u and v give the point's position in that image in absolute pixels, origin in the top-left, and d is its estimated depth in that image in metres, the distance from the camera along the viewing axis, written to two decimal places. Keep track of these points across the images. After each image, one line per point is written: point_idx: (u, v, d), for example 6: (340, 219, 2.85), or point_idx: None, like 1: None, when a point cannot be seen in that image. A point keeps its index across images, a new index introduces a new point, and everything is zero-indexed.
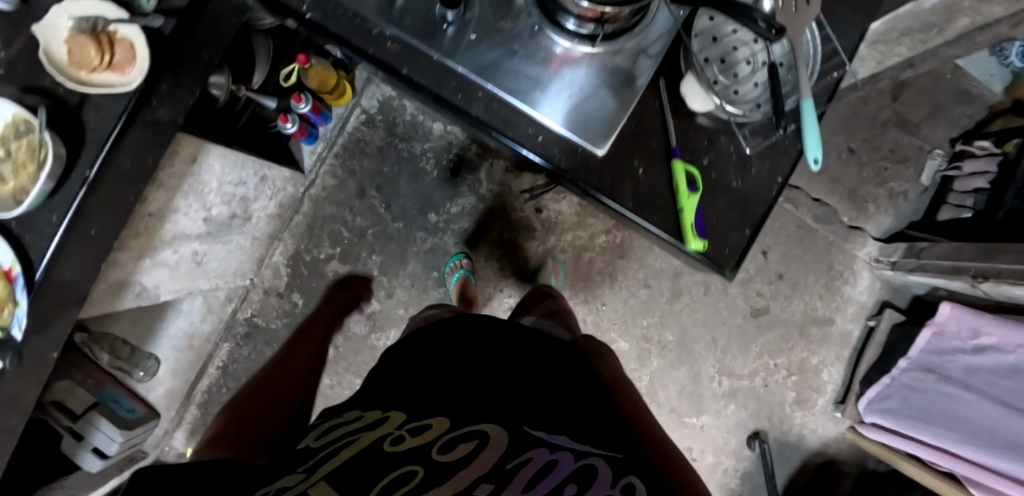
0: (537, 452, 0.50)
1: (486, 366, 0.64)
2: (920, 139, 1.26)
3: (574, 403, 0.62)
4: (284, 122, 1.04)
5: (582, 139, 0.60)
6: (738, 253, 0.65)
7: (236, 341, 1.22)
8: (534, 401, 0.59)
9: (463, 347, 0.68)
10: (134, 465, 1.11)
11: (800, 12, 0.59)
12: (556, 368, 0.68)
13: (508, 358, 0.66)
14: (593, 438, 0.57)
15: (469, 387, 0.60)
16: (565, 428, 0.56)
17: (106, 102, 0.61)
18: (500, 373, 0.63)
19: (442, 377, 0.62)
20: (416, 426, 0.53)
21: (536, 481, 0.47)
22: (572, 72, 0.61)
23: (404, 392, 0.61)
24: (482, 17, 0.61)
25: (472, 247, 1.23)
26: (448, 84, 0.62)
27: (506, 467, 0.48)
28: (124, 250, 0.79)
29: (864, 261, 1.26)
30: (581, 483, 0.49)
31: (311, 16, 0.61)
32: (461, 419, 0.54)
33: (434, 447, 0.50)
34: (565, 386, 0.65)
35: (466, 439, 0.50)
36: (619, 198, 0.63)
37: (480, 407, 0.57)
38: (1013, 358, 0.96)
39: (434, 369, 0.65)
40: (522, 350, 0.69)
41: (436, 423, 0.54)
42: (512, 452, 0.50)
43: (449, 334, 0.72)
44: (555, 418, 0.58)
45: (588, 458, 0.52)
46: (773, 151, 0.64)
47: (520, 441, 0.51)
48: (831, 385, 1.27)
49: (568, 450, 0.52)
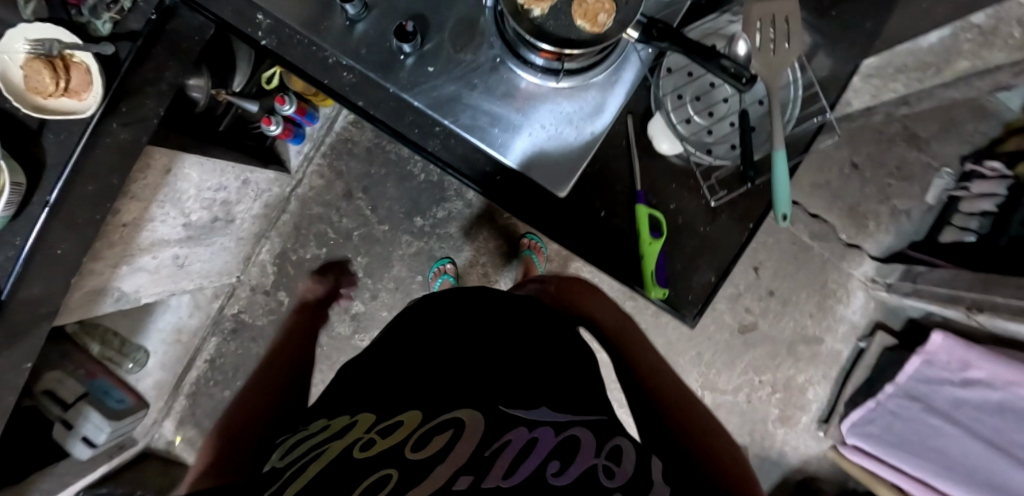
0: (515, 433, 0.47)
1: (459, 347, 0.60)
2: (928, 155, 1.20)
3: (561, 375, 0.58)
4: (267, 123, 1.03)
5: (540, 182, 0.60)
6: (702, 298, 0.64)
7: (223, 336, 1.24)
8: (512, 377, 0.55)
9: (436, 332, 0.63)
10: (123, 453, 1.15)
11: (777, 55, 0.56)
12: (542, 342, 0.62)
13: (483, 337, 0.61)
14: (578, 406, 0.54)
15: (440, 373, 0.56)
16: (542, 400, 0.53)
17: (66, 127, 0.62)
18: (473, 352, 0.59)
19: (413, 365, 0.58)
20: (386, 426, 0.49)
21: (517, 466, 0.44)
22: (533, 108, 0.60)
23: (373, 386, 0.56)
24: (441, 48, 0.59)
25: (456, 252, 1.21)
26: (405, 118, 0.63)
27: (485, 455, 0.45)
28: (98, 260, 0.79)
29: (859, 280, 1.23)
30: (563, 458, 0.45)
31: (267, 43, 0.62)
32: (435, 406, 0.51)
33: (408, 444, 0.46)
34: (549, 360, 0.60)
35: (439, 432, 0.47)
36: (580, 238, 0.63)
37: (454, 390, 0.53)
38: (1000, 396, 0.93)
39: (403, 357, 0.60)
40: (500, 327, 0.63)
41: (408, 417, 0.50)
42: (490, 438, 0.47)
43: (424, 318, 0.67)
44: (536, 392, 0.54)
45: (570, 429, 0.49)
46: (744, 199, 0.62)
47: (497, 424, 0.48)
48: (817, 404, 1.24)
49: (548, 425, 0.49)
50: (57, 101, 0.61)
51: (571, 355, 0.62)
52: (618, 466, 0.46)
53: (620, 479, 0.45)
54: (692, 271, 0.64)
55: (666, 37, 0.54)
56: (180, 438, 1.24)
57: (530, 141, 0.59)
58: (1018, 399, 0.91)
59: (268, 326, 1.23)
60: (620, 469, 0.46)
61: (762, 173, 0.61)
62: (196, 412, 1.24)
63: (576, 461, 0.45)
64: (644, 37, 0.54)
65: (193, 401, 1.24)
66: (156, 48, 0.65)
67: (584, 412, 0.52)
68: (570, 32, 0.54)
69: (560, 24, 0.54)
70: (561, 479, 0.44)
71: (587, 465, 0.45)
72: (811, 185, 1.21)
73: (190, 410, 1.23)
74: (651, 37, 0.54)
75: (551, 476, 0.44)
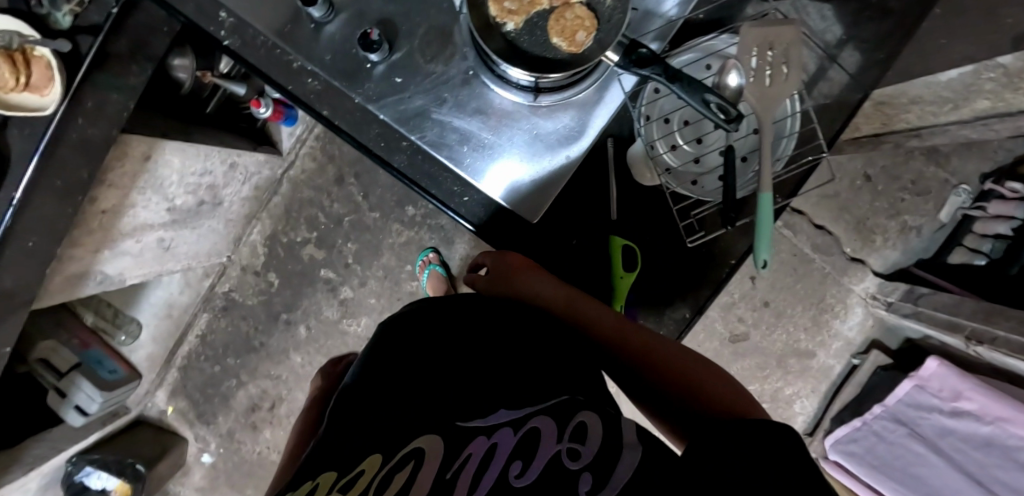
0: (474, 445, 0.43)
1: (413, 362, 0.53)
2: (947, 172, 1.14)
3: (528, 374, 0.51)
4: (256, 106, 0.98)
5: (513, 210, 0.58)
6: (674, 334, 0.63)
7: (214, 313, 1.25)
8: (470, 385, 0.50)
9: (394, 351, 0.56)
10: (116, 420, 1.19)
11: (773, 85, 0.51)
12: (506, 344, 0.54)
13: (440, 352, 0.54)
14: (536, 394, 0.49)
15: (395, 398, 0.49)
16: (498, 402, 0.48)
17: (31, 122, 0.60)
18: (427, 364, 0.53)
19: (367, 397, 0.51)
20: (348, 480, 0.44)
21: (480, 480, 0.41)
22: (509, 129, 0.57)
23: (329, 434, 0.49)
24: (410, 57, 0.56)
25: (446, 243, 1.19)
26: (370, 130, 0.59)
27: (447, 478, 0.41)
28: (77, 246, 0.79)
29: (859, 296, 1.19)
30: (526, 458, 0.42)
31: (230, 44, 0.57)
32: (391, 439, 0.46)
33: (371, 491, 0.42)
34: (513, 360, 0.52)
35: (399, 469, 0.43)
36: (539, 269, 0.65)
37: (409, 412, 0.47)
38: (988, 430, 0.90)
39: (358, 389, 0.53)
40: (461, 334, 0.56)
41: (368, 464, 0.45)
42: (450, 457, 0.43)
43: (383, 342, 0.58)
44: (490, 394, 0.49)
45: (530, 422, 0.45)
46: (728, 234, 0.60)
47: (455, 440, 0.44)
48: (802, 417, 1.23)
49: (507, 425, 0.45)
50: (19, 95, 0.60)
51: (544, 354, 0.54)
52: (583, 446, 0.42)
53: (585, 458, 0.41)
54: (665, 297, 0.63)
55: (646, 63, 0.49)
56: (172, 409, 1.27)
57: (504, 166, 0.57)
58: (1007, 435, 0.87)
59: (258, 306, 1.24)
60: (587, 448, 0.42)
61: (745, 213, 0.59)
62: (187, 385, 1.26)
63: (537, 456, 0.41)
64: (624, 61, 0.49)
65: (185, 374, 1.26)
66: (121, 41, 0.62)
67: (542, 399, 0.48)
68: (547, 49, 0.54)
69: (537, 41, 0.54)
70: (524, 480, 0.40)
71: (550, 456, 0.41)
72: (819, 196, 1.16)
73: (181, 382, 1.26)
74: (630, 62, 0.49)
75: (514, 479, 0.40)
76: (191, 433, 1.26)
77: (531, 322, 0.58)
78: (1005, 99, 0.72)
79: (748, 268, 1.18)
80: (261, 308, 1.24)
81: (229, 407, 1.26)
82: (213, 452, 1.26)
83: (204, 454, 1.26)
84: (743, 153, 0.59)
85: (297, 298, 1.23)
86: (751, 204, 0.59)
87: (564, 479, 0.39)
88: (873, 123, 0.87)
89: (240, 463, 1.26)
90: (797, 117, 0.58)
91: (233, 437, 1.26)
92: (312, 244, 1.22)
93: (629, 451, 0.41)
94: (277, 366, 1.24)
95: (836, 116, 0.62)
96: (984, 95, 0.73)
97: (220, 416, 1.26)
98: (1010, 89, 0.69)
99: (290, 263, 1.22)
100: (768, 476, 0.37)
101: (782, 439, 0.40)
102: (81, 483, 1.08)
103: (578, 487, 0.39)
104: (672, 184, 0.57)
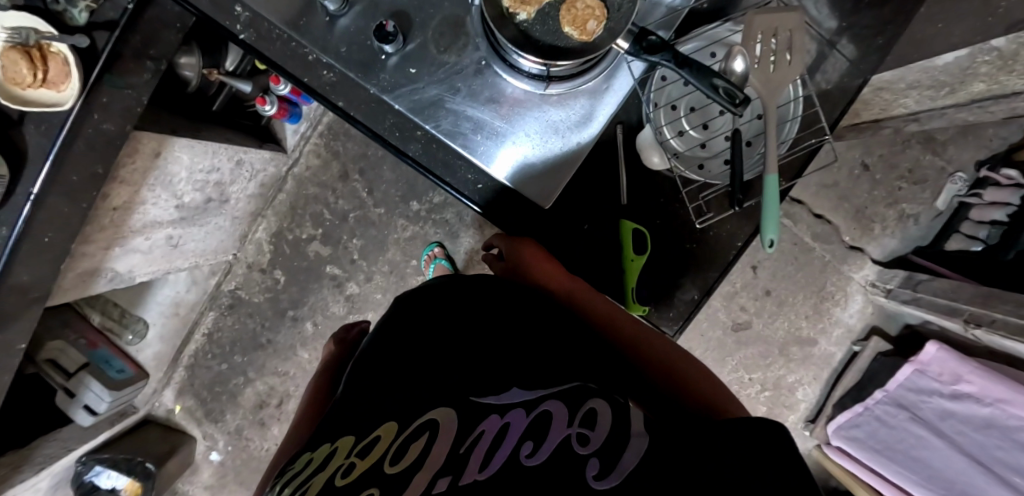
0: (487, 422, 0.46)
1: (430, 340, 0.55)
2: (943, 159, 1.16)
3: (540, 356, 0.53)
4: (261, 104, 0.98)
5: (524, 196, 0.60)
6: (683, 315, 0.65)
7: (220, 310, 1.26)
8: (486, 364, 0.51)
9: (412, 324, 0.58)
10: (124, 420, 1.19)
11: (777, 71, 0.52)
12: (519, 327, 0.56)
13: (456, 331, 0.55)
14: (548, 377, 0.50)
15: (411, 375, 0.51)
16: (511, 380, 0.49)
17: (48, 117, 0.61)
18: (445, 334, 0.55)
19: (383, 368, 0.52)
20: (365, 445, 0.47)
21: (492, 456, 0.44)
22: (522, 116, 0.59)
23: (347, 397, 0.51)
24: (424, 48, 0.58)
25: (450, 238, 1.21)
26: (385, 120, 0.60)
27: (460, 452, 0.44)
28: (89, 242, 0.79)
29: (859, 283, 1.20)
30: (537, 439, 0.44)
31: (245, 37, 0.58)
32: (407, 410, 0.48)
33: (386, 459, 0.45)
34: (527, 339, 0.54)
35: (414, 439, 0.46)
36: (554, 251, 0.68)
37: (425, 386, 0.49)
38: (987, 412, 0.91)
39: (375, 356, 0.55)
40: (476, 311, 0.57)
41: (384, 431, 0.47)
42: (464, 433, 0.46)
43: (398, 316, 0.60)
44: (504, 371, 0.51)
45: (542, 405, 0.47)
46: (734, 217, 0.62)
47: (469, 415, 0.47)
48: (805, 404, 1.24)
49: (520, 406, 0.47)
50: (34, 91, 0.60)
51: (555, 340, 0.55)
52: (592, 431, 0.44)
53: (593, 444, 0.43)
54: (670, 284, 0.64)
55: (656, 50, 0.50)
56: (180, 407, 1.27)
57: (515, 151, 0.59)
58: (1006, 416, 0.89)
59: (265, 303, 1.25)
60: (596, 433, 0.44)
61: (752, 194, 0.61)
62: (195, 383, 1.27)
63: (548, 436, 0.44)
64: (634, 48, 0.51)
65: (192, 372, 1.27)
66: (134, 38, 0.64)
67: (555, 383, 0.49)
68: (560, 38, 0.56)
69: (548, 30, 0.56)
70: (535, 459, 0.43)
71: (559, 440, 0.43)
72: (818, 185, 1.18)
73: (189, 381, 1.26)
74: (641, 48, 0.51)
75: (525, 458, 0.43)
76: (199, 431, 1.27)
77: (546, 307, 0.60)
78: (1000, 81, 0.74)
79: (749, 258, 1.20)
80: (267, 305, 1.25)
81: (237, 404, 1.26)
82: (221, 450, 1.27)
83: (212, 452, 1.27)
84: (748, 137, 0.60)
85: (303, 295, 1.24)
86: (758, 186, 0.61)
87: (573, 464, 0.42)
88: (872, 111, 0.89)
89: (249, 460, 1.26)
90: (799, 101, 0.60)
91: (242, 434, 1.26)
92: (317, 241, 1.23)
93: (637, 440, 0.43)
94: (284, 363, 1.25)
95: (836, 102, 0.64)
96: (980, 79, 0.75)
97: (229, 414, 1.27)
98: (1004, 72, 0.71)
99: (296, 260, 1.23)
100: (768, 475, 0.40)
101: (778, 442, 0.42)
102: (91, 482, 1.07)
103: (584, 472, 0.41)
104: (681, 168, 0.59)
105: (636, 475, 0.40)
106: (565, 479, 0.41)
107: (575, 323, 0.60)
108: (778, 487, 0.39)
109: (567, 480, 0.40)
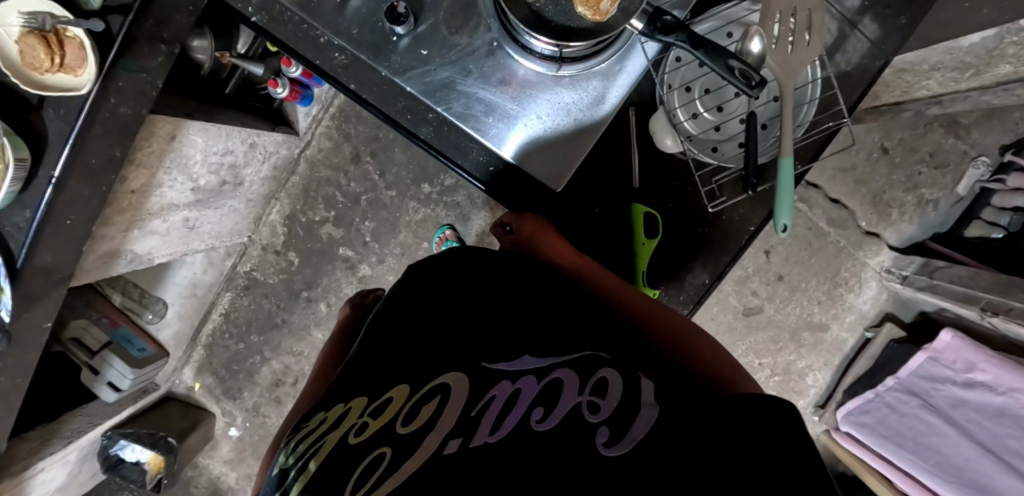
0: (499, 388, 0.47)
1: (447, 300, 0.57)
2: (966, 143, 1.13)
3: (553, 324, 0.54)
4: (273, 86, 1.01)
5: (533, 175, 0.60)
6: (692, 300, 0.65)
7: (236, 292, 1.28)
8: (496, 329, 0.53)
9: (422, 292, 0.59)
10: (147, 396, 1.22)
11: (796, 50, 0.51)
12: (530, 297, 0.57)
13: (468, 297, 0.57)
14: (560, 345, 0.52)
15: (424, 340, 0.52)
16: (523, 348, 0.51)
17: (67, 102, 0.62)
18: (455, 303, 0.56)
19: (396, 333, 0.54)
20: (378, 405, 0.48)
21: (502, 420, 0.45)
22: (533, 97, 0.58)
23: (360, 360, 0.53)
24: (435, 29, 0.57)
25: (461, 220, 1.21)
26: (397, 102, 0.61)
27: (471, 415, 0.46)
28: (108, 224, 0.80)
29: (874, 270, 1.18)
30: (547, 406, 0.45)
31: (257, 19, 0.59)
32: (419, 373, 0.50)
33: (398, 419, 0.46)
34: (536, 310, 0.56)
35: (426, 402, 0.47)
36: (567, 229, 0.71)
37: (437, 352, 0.51)
38: (1000, 401, 0.90)
39: (387, 322, 0.56)
40: (486, 280, 0.58)
41: (396, 392, 0.49)
42: (475, 398, 0.47)
43: (409, 284, 0.60)
44: (516, 339, 0.52)
45: (553, 373, 0.48)
46: (746, 202, 0.61)
47: (481, 380, 0.48)
48: (814, 389, 1.24)
49: (531, 373, 0.48)
50: (54, 76, 0.61)
51: (565, 310, 0.57)
52: (603, 400, 0.45)
53: (603, 413, 0.44)
54: (676, 266, 0.64)
55: (670, 31, 0.50)
56: (199, 385, 1.30)
57: (524, 131, 0.59)
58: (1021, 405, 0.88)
59: (279, 285, 1.27)
60: (605, 401, 0.45)
61: (766, 178, 0.60)
62: (213, 361, 1.30)
63: (557, 405, 0.45)
64: (648, 28, 0.50)
65: (210, 351, 1.30)
66: (147, 22, 0.64)
67: (566, 352, 0.51)
68: (572, 18, 0.56)
69: (561, 10, 0.56)
70: (544, 426, 0.44)
71: (570, 407, 0.45)
72: (834, 169, 1.16)
73: (207, 360, 1.29)
74: (654, 29, 0.50)
75: (535, 423, 0.44)
76: (217, 408, 1.30)
77: (554, 277, 0.61)
78: None
79: (761, 242, 1.19)
80: (282, 286, 1.27)
81: (254, 383, 1.29)
82: (239, 426, 1.30)
83: (231, 428, 1.30)
84: (764, 120, 0.60)
85: (316, 276, 1.26)
86: (772, 169, 0.60)
87: (584, 431, 0.43)
88: (893, 91, 0.87)
89: (265, 436, 1.30)
90: (817, 83, 0.60)
91: (258, 411, 1.30)
92: (330, 224, 1.24)
93: (647, 411, 0.44)
94: (299, 343, 1.27)
95: (856, 84, 0.62)
96: (1006, 60, 0.72)
97: (246, 391, 1.30)
98: None
99: (309, 242, 1.25)
100: (778, 444, 0.40)
101: (787, 420, 0.42)
102: (115, 456, 1.10)
103: (594, 439, 0.42)
104: (693, 151, 0.59)
105: (645, 445, 0.41)
106: (575, 447, 0.41)
107: (586, 295, 0.61)
108: (790, 455, 0.40)
109: (578, 447, 0.41)
